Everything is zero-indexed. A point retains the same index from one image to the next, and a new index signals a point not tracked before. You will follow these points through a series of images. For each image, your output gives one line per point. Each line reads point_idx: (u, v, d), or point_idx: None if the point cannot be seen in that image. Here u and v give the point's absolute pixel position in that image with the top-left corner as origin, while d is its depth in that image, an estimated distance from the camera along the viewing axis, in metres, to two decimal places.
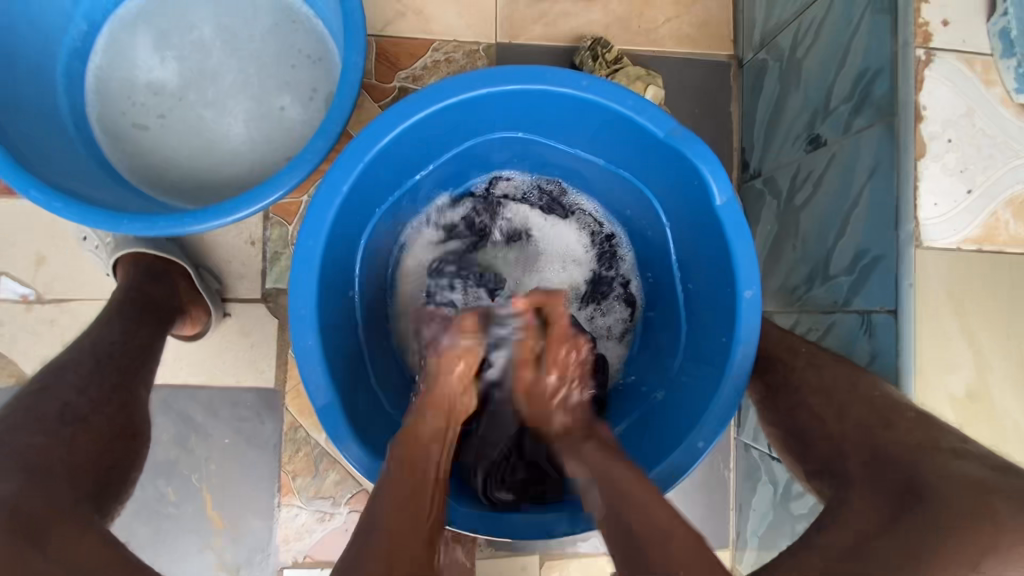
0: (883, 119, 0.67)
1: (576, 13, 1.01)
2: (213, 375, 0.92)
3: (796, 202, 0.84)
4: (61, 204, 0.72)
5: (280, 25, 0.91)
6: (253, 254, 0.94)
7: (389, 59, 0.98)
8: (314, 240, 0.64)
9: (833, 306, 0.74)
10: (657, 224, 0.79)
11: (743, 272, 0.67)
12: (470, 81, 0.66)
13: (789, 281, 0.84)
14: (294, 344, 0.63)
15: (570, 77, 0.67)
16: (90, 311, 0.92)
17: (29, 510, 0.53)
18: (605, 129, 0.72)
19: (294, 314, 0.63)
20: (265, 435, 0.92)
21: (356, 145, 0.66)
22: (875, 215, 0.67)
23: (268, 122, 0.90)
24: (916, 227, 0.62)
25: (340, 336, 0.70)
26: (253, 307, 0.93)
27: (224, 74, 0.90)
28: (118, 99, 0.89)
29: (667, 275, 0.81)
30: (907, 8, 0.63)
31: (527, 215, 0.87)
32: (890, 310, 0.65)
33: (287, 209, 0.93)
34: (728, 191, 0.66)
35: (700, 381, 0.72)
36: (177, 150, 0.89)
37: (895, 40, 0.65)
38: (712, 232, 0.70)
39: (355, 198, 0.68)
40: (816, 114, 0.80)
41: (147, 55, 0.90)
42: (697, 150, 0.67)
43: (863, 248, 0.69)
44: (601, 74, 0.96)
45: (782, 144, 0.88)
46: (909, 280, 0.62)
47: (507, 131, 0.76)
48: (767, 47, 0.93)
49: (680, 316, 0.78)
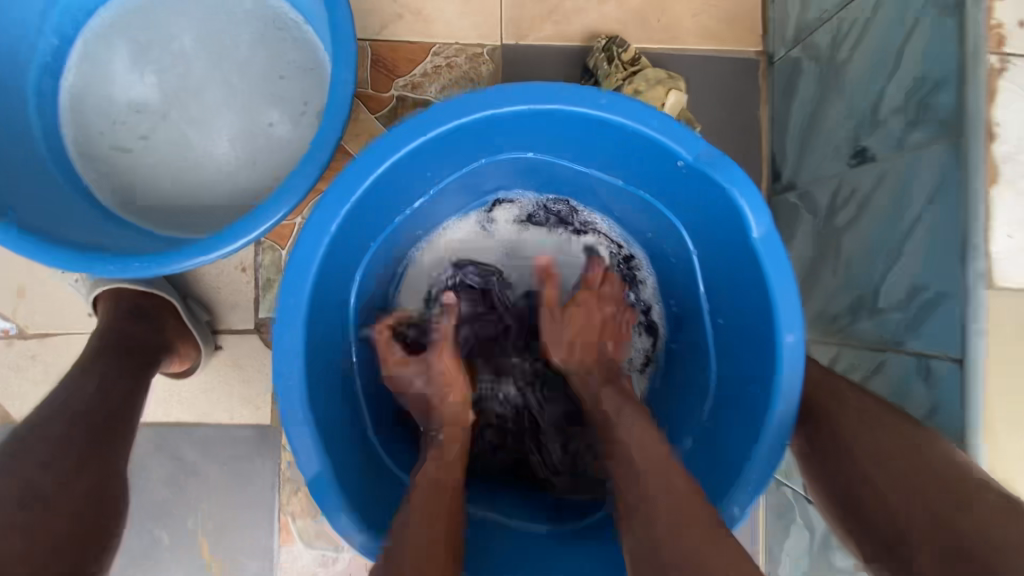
0: (945, 135, 0.58)
1: (589, 9, 0.92)
2: (205, 412, 0.87)
3: (837, 221, 0.75)
4: (32, 246, 0.65)
5: (266, 33, 0.83)
6: (245, 281, 0.87)
7: (385, 66, 0.90)
8: (301, 286, 0.58)
9: (882, 345, 0.66)
10: (682, 250, 0.71)
11: (783, 315, 0.59)
12: (472, 103, 0.59)
13: (829, 310, 0.76)
14: (280, 406, 0.56)
15: (585, 94, 0.59)
16: (75, 346, 0.86)
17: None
18: (624, 150, 0.64)
19: (280, 371, 0.57)
20: (263, 474, 0.87)
21: (345, 179, 0.58)
22: (935, 246, 0.59)
23: (255, 140, 0.83)
24: (987, 264, 0.54)
25: (329, 387, 0.64)
26: (247, 337, 0.87)
27: (207, 89, 0.83)
28: (95, 118, 0.83)
29: (693, 306, 0.73)
30: (978, 8, 0.54)
31: (536, 234, 0.80)
32: (954, 359, 0.57)
33: (280, 233, 0.87)
34: (767, 222, 0.58)
35: (733, 432, 0.64)
36: (159, 173, 0.82)
37: (963, 44, 0.56)
38: (747, 266, 0.62)
39: (347, 236, 0.62)
40: (862, 124, 0.71)
41: (125, 69, 0.83)
42: (732, 174, 0.59)
43: (920, 283, 0.61)
44: (617, 76, 0.87)
45: (821, 155, 0.79)
46: (979, 326, 0.54)
47: (514, 151, 0.68)
48: (803, 44, 0.84)
49: (710, 353, 0.71)
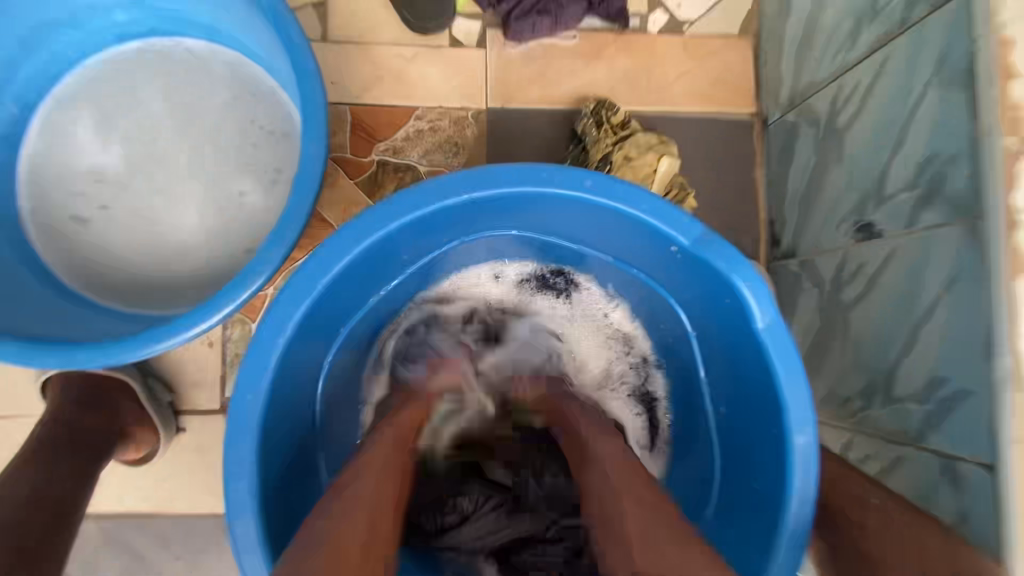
0: (959, 218, 0.54)
1: (577, 71, 0.89)
2: (167, 500, 0.80)
3: (843, 296, 0.71)
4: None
5: (240, 99, 0.80)
6: (212, 357, 0.82)
7: (365, 129, 0.87)
8: (257, 387, 0.52)
9: (902, 439, 0.60)
10: (680, 329, 0.66)
11: (793, 414, 0.53)
12: (452, 185, 0.54)
13: (840, 391, 0.70)
14: (229, 525, 0.51)
15: (571, 175, 0.54)
16: (25, 431, 0.80)
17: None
18: (613, 229, 0.60)
19: (230, 486, 0.51)
20: (226, 570, 0.80)
21: (308, 268, 0.54)
22: (955, 338, 0.54)
23: (225, 210, 0.78)
24: (1016, 363, 0.49)
25: (290, 492, 0.57)
26: (212, 418, 0.81)
27: (176, 157, 0.79)
28: (56, 188, 0.78)
29: (693, 388, 0.68)
30: (988, 89, 0.51)
31: (536, 298, 0.75)
32: (984, 464, 0.51)
33: (251, 306, 0.81)
34: (773, 313, 0.53)
35: (739, 539, 0.58)
36: (123, 246, 0.78)
37: (975, 124, 0.52)
38: (751, 356, 0.56)
39: (310, 325, 0.56)
40: (866, 197, 0.67)
41: (88, 137, 0.78)
42: (732, 261, 0.54)
43: (940, 374, 0.56)
44: (607, 141, 0.84)
45: (821, 226, 0.75)
46: (1012, 433, 0.49)
47: (497, 228, 0.64)
48: (798, 108, 0.81)
49: (714, 442, 0.65)
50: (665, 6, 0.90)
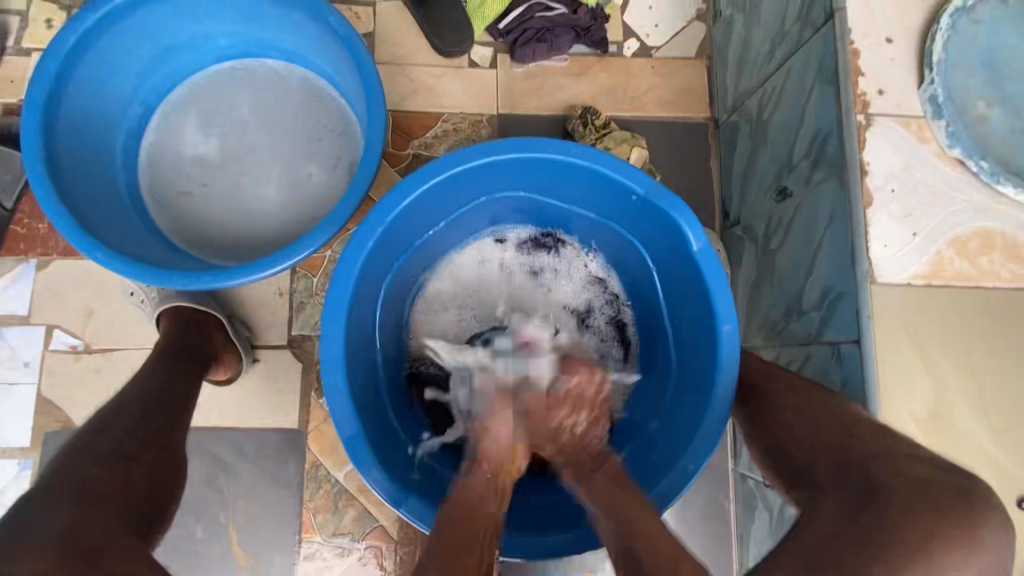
0: (835, 173, 0.77)
1: (568, 85, 1.14)
2: (245, 416, 1.00)
3: (771, 245, 0.93)
4: (134, 270, 0.81)
5: (309, 104, 1.04)
6: (281, 304, 1.03)
7: (403, 130, 1.11)
8: (343, 289, 0.73)
9: (809, 339, 0.81)
10: (645, 267, 0.88)
11: (721, 309, 0.74)
12: (477, 152, 0.76)
13: (770, 317, 0.92)
14: (324, 383, 0.71)
15: (561, 145, 0.77)
16: (133, 360, 1.00)
17: (79, 532, 0.60)
18: (592, 187, 0.82)
19: (325, 356, 0.72)
20: (289, 473, 0.99)
21: (378, 209, 0.75)
22: (835, 257, 0.76)
23: (296, 187, 1.01)
24: (870, 266, 0.71)
25: (362, 374, 0.79)
26: (280, 352, 1.02)
27: (259, 147, 1.02)
28: (168, 170, 1.01)
29: (656, 312, 0.89)
30: (847, 82, 0.75)
31: (537, 255, 0.96)
32: (853, 341, 0.72)
33: (312, 263, 1.03)
34: (704, 238, 0.75)
35: (688, 411, 0.79)
36: (217, 214, 1.00)
37: (839, 108, 0.75)
38: (693, 273, 0.78)
39: (377, 253, 0.78)
40: (782, 169, 0.90)
41: (194, 132, 1.03)
42: (674, 203, 0.76)
43: (829, 285, 0.77)
44: (591, 137, 1.08)
45: (755, 196, 0.99)
46: (868, 312, 0.70)
47: (508, 189, 0.86)
48: (738, 111, 1.05)
49: (671, 349, 0.86)
50: (637, 36, 1.15)
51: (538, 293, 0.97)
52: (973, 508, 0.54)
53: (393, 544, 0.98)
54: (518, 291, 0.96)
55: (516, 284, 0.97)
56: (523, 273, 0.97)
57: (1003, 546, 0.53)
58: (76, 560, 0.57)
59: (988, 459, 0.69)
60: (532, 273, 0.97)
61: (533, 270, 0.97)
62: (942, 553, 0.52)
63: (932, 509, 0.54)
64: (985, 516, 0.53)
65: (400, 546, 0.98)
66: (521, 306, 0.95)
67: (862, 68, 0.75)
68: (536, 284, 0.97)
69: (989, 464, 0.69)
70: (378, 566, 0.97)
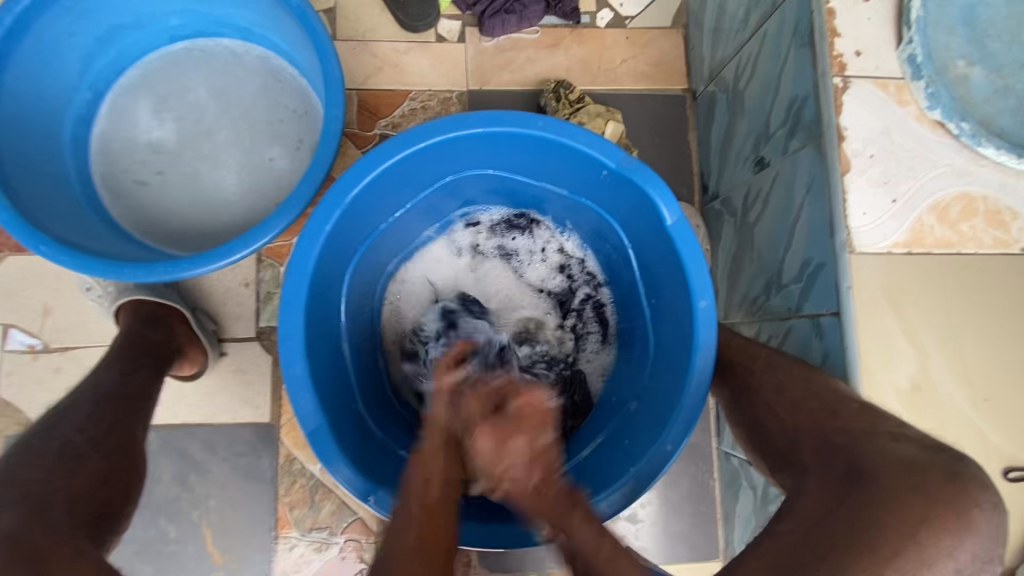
0: (813, 140, 0.74)
1: (540, 59, 1.09)
2: (214, 412, 0.97)
3: (750, 219, 0.91)
4: (80, 262, 0.77)
5: (268, 85, 0.99)
6: (248, 295, 1.00)
7: (370, 109, 1.06)
8: (301, 276, 0.70)
9: (788, 313, 0.79)
10: (620, 244, 0.85)
11: (697, 285, 0.71)
12: (437, 128, 0.73)
13: (750, 292, 0.90)
14: (284, 374, 0.68)
15: (526, 118, 0.73)
16: (94, 357, 0.97)
17: (21, 533, 0.57)
18: (563, 161, 0.78)
19: (284, 346, 0.68)
20: (263, 468, 0.96)
21: (335, 191, 0.71)
22: (814, 228, 0.73)
23: (258, 172, 0.97)
24: (849, 235, 0.68)
25: (327, 364, 0.75)
26: (249, 345, 0.99)
27: (217, 131, 0.98)
28: (122, 158, 0.97)
29: (633, 290, 0.86)
30: (823, 43, 0.71)
31: (510, 235, 0.93)
32: (833, 313, 0.70)
33: (279, 251, 1.00)
34: (677, 212, 0.72)
35: (667, 389, 0.76)
36: (175, 202, 0.96)
37: (815, 71, 0.72)
38: (668, 248, 0.75)
39: (337, 237, 0.74)
40: (760, 138, 0.87)
41: (147, 117, 0.98)
42: (646, 176, 0.73)
43: (807, 256, 0.75)
44: (564, 112, 1.04)
45: (734, 169, 0.96)
46: (847, 283, 0.68)
47: (475, 167, 0.82)
48: (716, 80, 1.02)
49: (649, 327, 0.83)
50: (609, 6, 1.11)
51: (513, 271, 0.94)
52: (957, 487, 0.52)
53: (372, 536, 0.96)
54: (491, 276, 0.94)
55: (490, 269, 0.94)
56: (496, 256, 0.94)
57: (992, 527, 0.51)
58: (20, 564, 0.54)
59: (971, 431, 0.67)
60: (506, 255, 0.94)
61: (506, 251, 0.94)
62: (933, 541, 0.49)
63: (918, 489, 0.52)
64: (972, 494, 0.51)
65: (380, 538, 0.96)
66: (500, 288, 0.93)
67: (838, 29, 0.71)
68: (511, 265, 0.94)
69: (973, 436, 0.67)
70: (357, 559, 0.95)
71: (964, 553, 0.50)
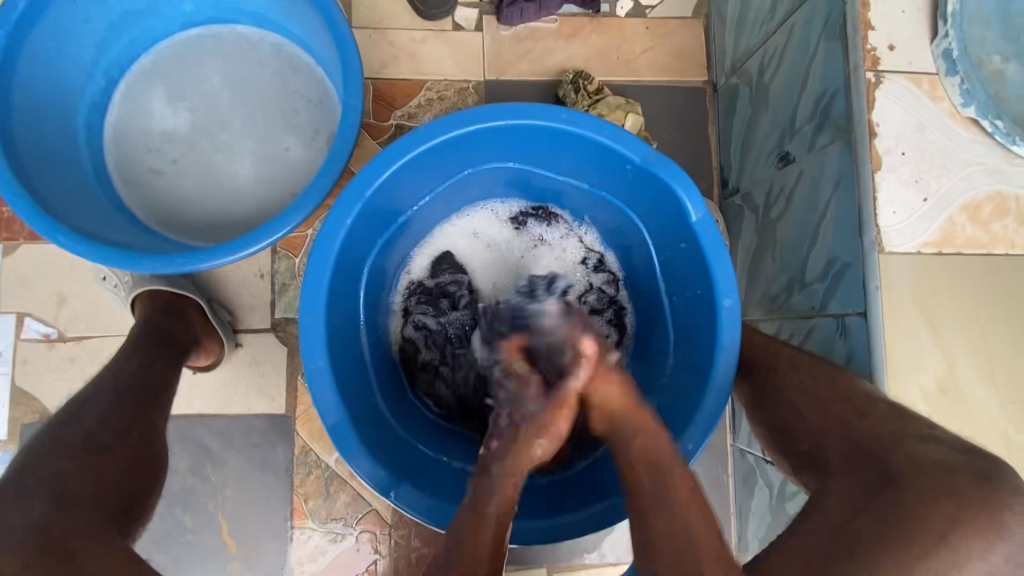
0: (842, 136, 0.72)
1: (559, 49, 1.07)
2: (228, 403, 0.97)
3: (772, 215, 0.90)
4: (96, 252, 0.76)
5: (284, 73, 0.98)
6: (263, 286, 0.99)
7: (385, 99, 1.05)
8: (322, 268, 0.69)
9: (811, 312, 0.79)
10: (640, 238, 0.84)
11: (721, 283, 0.70)
12: (460, 119, 0.72)
13: (771, 290, 0.89)
14: (305, 368, 0.68)
15: (550, 111, 0.72)
16: (110, 347, 0.96)
17: (46, 526, 0.57)
18: (587, 154, 0.77)
19: (305, 340, 0.68)
20: (278, 459, 0.96)
21: (357, 182, 0.71)
22: (842, 225, 0.72)
23: (273, 162, 0.96)
24: (878, 234, 0.67)
25: (347, 358, 0.75)
26: (264, 336, 0.99)
27: (232, 120, 0.97)
28: (136, 146, 0.96)
29: (653, 286, 0.85)
30: (856, 35, 0.69)
31: (532, 228, 0.92)
32: (860, 313, 0.69)
33: (293, 243, 0.99)
34: (702, 208, 0.71)
35: (689, 389, 0.76)
36: (190, 192, 0.95)
37: (847, 65, 0.71)
38: (691, 245, 0.74)
39: (357, 231, 0.73)
40: (785, 133, 0.86)
41: (161, 104, 0.97)
42: (672, 171, 0.72)
43: (834, 254, 0.74)
44: (583, 104, 1.02)
45: (756, 163, 0.94)
46: (875, 282, 0.67)
47: (496, 159, 0.81)
48: (738, 72, 1.00)
49: (668, 322, 0.83)
50: None
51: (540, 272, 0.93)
52: (990, 492, 0.51)
53: (387, 528, 0.96)
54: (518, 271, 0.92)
55: (517, 265, 0.92)
56: (516, 248, 0.93)
57: None
58: (51, 557, 0.54)
59: (997, 433, 0.67)
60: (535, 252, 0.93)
61: (535, 248, 0.92)
62: (966, 541, 0.50)
63: (951, 496, 0.51)
64: (1007, 501, 0.51)
65: (394, 530, 0.96)
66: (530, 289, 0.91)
67: (871, 22, 0.69)
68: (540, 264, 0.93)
69: (999, 437, 0.67)
70: (372, 551, 0.96)
71: (998, 556, 0.49)
